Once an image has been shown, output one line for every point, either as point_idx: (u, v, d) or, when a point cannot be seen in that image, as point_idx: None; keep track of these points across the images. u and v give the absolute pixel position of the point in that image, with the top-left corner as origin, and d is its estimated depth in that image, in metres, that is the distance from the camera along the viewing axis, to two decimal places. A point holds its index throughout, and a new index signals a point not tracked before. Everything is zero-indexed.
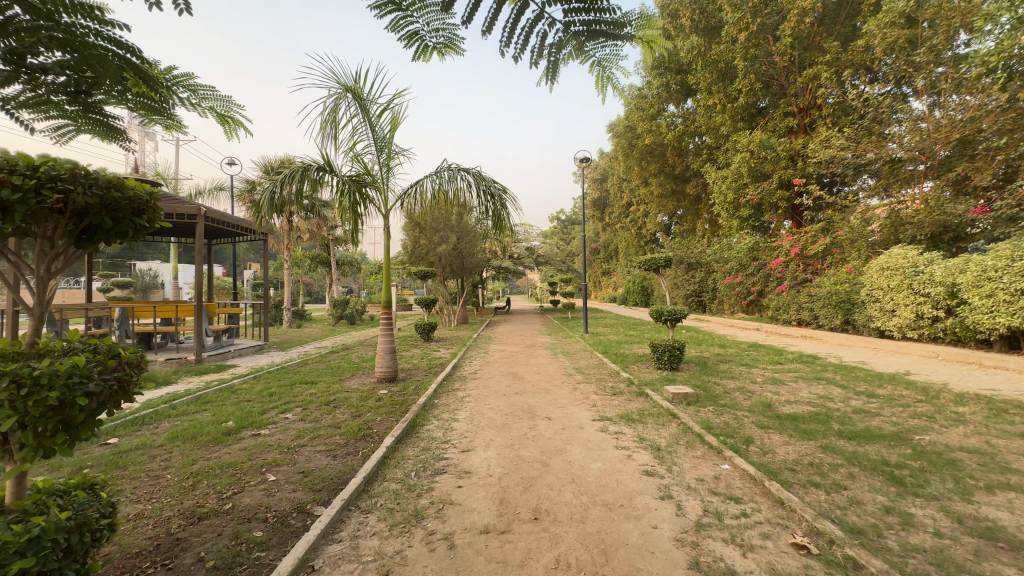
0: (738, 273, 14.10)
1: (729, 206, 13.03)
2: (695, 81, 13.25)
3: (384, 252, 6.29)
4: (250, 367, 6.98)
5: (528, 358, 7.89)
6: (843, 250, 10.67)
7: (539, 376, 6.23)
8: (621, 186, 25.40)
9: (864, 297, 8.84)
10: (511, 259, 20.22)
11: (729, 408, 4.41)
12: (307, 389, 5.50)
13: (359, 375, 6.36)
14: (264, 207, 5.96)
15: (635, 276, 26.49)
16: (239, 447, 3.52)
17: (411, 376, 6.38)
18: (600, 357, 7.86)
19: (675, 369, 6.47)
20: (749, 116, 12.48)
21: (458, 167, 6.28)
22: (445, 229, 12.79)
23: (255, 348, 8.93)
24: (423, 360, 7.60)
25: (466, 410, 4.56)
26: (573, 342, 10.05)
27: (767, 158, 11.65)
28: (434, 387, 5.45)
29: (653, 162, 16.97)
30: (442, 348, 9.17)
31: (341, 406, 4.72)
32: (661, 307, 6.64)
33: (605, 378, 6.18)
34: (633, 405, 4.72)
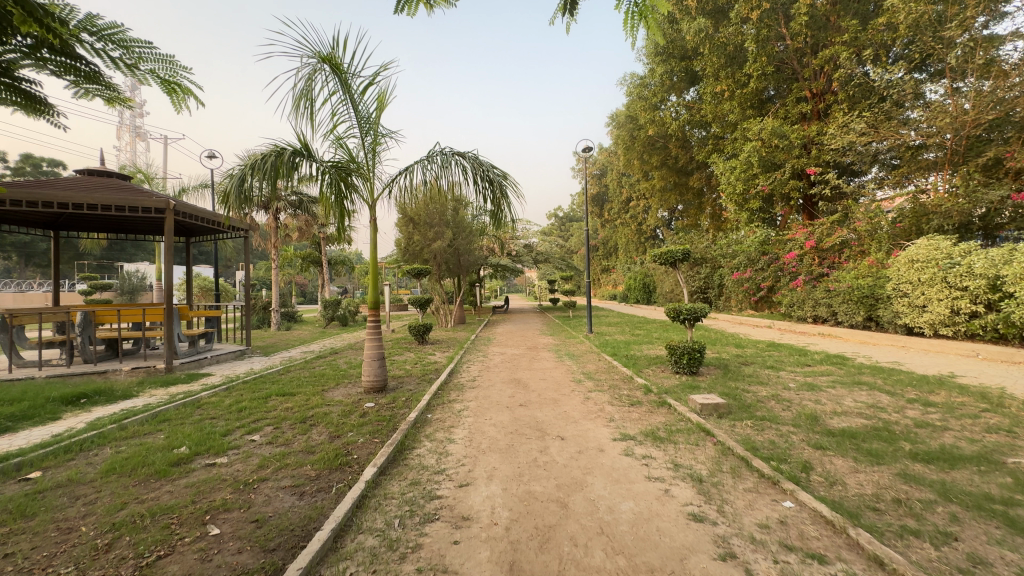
0: (746, 268, 13.48)
1: (738, 197, 12.40)
2: (702, 67, 12.65)
3: (371, 249, 5.66)
4: (224, 376, 6.31)
5: (531, 361, 7.25)
6: (862, 243, 10.08)
7: (545, 383, 5.58)
8: (621, 181, 24.82)
9: (890, 292, 8.25)
10: (509, 256, 19.58)
11: (770, 423, 3.79)
12: (284, 403, 4.85)
13: (344, 384, 5.70)
14: (231, 196, 5.30)
15: (636, 272, 25.87)
16: (186, 484, 2.86)
17: (402, 385, 5.72)
18: (610, 359, 7.23)
19: (694, 373, 5.85)
20: (758, 103, 11.90)
21: (453, 151, 5.58)
22: (440, 225, 12.14)
23: (235, 353, 8.27)
24: (416, 366, 6.94)
25: (464, 428, 3.91)
26: (577, 343, 9.39)
27: (779, 146, 11.07)
28: (427, 399, 4.80)
29: (655, 155, 16.36)
30: (437, 352, 8.50)
31: (320, 424, 4.07)
32: (678, 305, 5.98)
33: (618, 384, 5.55)
34: (656, 419, 4.09)
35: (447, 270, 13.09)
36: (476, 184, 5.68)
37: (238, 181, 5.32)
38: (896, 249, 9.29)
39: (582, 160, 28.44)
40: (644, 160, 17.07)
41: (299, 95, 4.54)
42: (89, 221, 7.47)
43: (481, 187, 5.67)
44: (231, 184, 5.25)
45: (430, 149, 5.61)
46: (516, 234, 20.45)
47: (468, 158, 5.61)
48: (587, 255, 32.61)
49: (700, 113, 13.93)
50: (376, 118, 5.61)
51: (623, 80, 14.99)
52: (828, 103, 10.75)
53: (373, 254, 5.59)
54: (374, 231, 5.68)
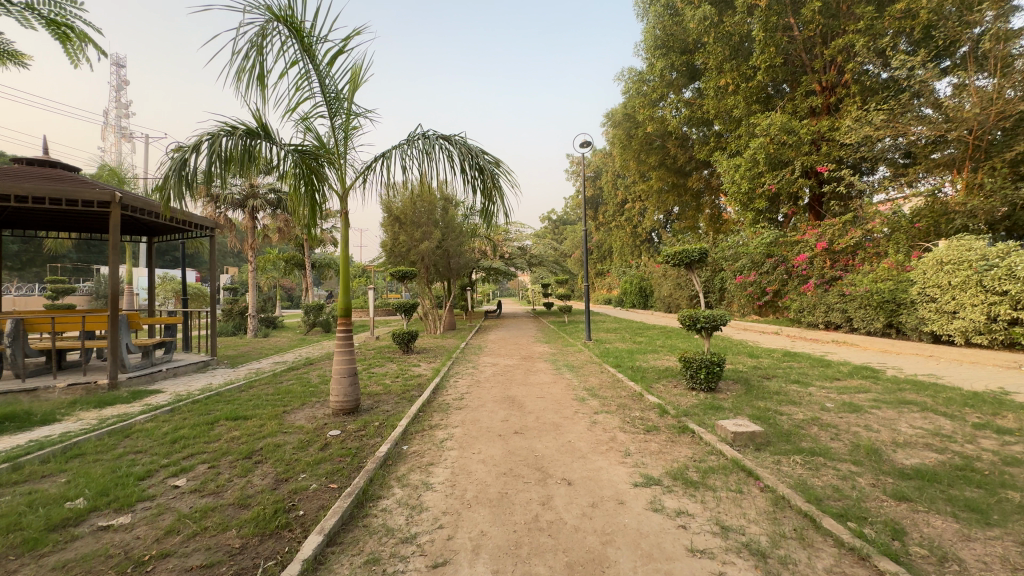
0: (750, 271, 12.84)
1: (743, 197, 11.78)
2: (704, 61, 12.08)
3: (342, 248, 4.89)
4: (173, 395, 5.47)
5: (526, 374, 6.51)
6: (878, 245, 9.48)
7: (543, 403, 4.83)
8: (616, 183, 24.26)
9: (913, 296, 7.63)
10: (502, 259, 18.85)
11: (824, 460, 3.07)
12: (233, 429, 4.06)
13: (310, 404, 4.91)
14: (167, 183, 4.29)
15: (633, 276, 25.26)
16: (54, 564, 2.06)
17: (377, 405, 4.94)
18: (613, 372, 6.51)
19: (713, 389, 5.14)
20: (764, 99, 11.32)
21: (436, 134, 4.82)
22: (429, 224, 11.38)
23: (197, 365, 7.43)
24: (396, 381, 6.16)
25: (445, 467, 3.14)
26: (575, 352, 8.68)
27: (787, 142, 10.48)
28: (404, 425, 4.03)
29: (653, 154, 15.80)
30: (422, 362, 7.72)
31: (267, 462, 3.28)
32: (694, 311, 5.28)
33: (629, 404, 4.80)
34: (682, 452, 3.35)
35: (435, 273, 12.32)
36: (465, 174, 4.90)
37: (176, 164, 4.35)
38: (915, 251, 8.71)
39: (576, 161, 27.84)
40: (641, 160, 16.48)
41: (249, 52, 3.73)
42: (28, 216, 6.64)
43: (471, 177, 4.89)
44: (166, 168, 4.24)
45: (409, 132, 4.83)
46: (509, 236, 19.76)
47: (454, 142, 4.83)
48: (581, 258, 31.97)
49: (701, 109, 13.34)
50: (346, 95, 4.84)
51: (621, 75, 14.41)
52: (839, 96, 10.20)
53: (346, 252, 4.82)
54: (346, 227, 4.92)
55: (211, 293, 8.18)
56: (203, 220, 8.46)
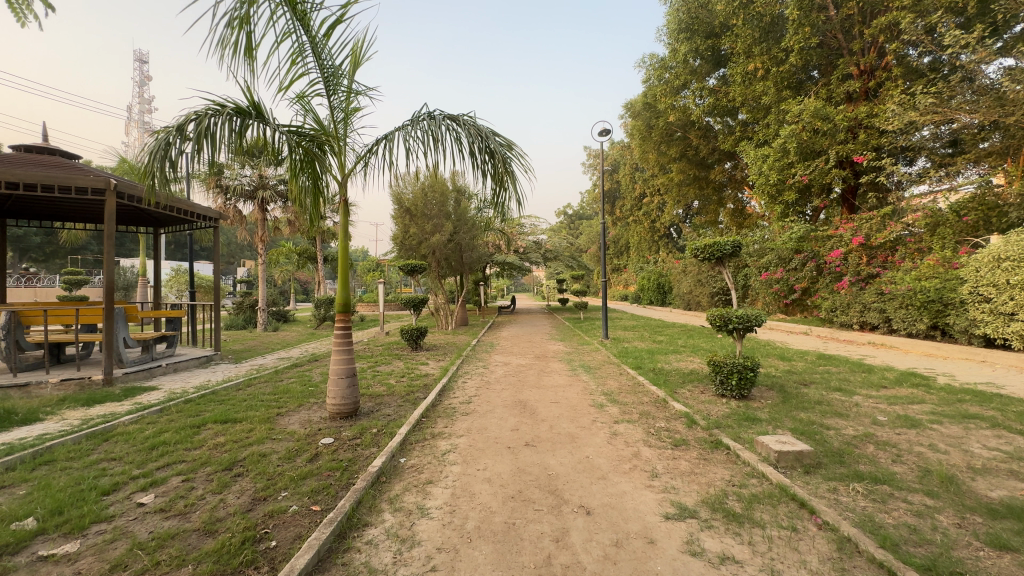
0: (777, 268, 12.20)
1: (771, 189, 11.13)
2: (730, 45, 11.46)
3: (341, 235, 4.48)
4: (167, 393, 5.19)
5: (540, 375, 6.10)
6: (921, 240, 8.79)
7: (556, 409, 4.41)
8: (634, 176, 23.61)
9: (964, 296, 6.99)
10: (516, 254, 18.46)
11: (890, 490, 2.60)
12: (219, 434, 3.73)
13: (306, 406, 4.57)
14: (147, 170, 3.81)
15: (650, 272, 24.63)
16: None
17: (378, 409, 4.58)
18: (634, 374, 6.06)
19: (744, 397, 4.66)
20: (796, 84, 10.67)
21: (443, 114, 4.40)
22: (441, 216, 11.00)
23: (199, 360, 7.19)
24: (402, 381, 5.80)
25: (445, 488, 2.75)
26: (592, 351, 8.24)
27: (821, 130, 9.83)
28: (404, 434, 3.65)
29: (674, 145, 15.19)
30: (430, 360, 7.38)
31: (247, 476, 2.92)
32: (725, 311, 4.78)
33: (652, 412, 4.36)
34: (717, 474, 2.90)
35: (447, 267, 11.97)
36: (474, 157, 4.48)
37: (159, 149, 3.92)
38: (962, 246, 8.05)
39: (593, 155, 27.20)
40: (661, 152, 15.89)
41: (234, 20, 3.34)
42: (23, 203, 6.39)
43: (482, 160, 4.46)
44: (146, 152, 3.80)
45: (413, 112, 4.41)
46: (523, 230, 19.30)
47: (461, 122, 4.41)
48: (597, 254, 31.38)
49: (725, 97, 12.71)
50: (344, 73, 4.45)
51: (642, 62, 13.81)
52: (879, 80, 9.49)
53: (345, 239, 4.42)
54: (345, 212, 4.50)
55: (216, 285, 7.94)
56: (208, 210, 8.20)
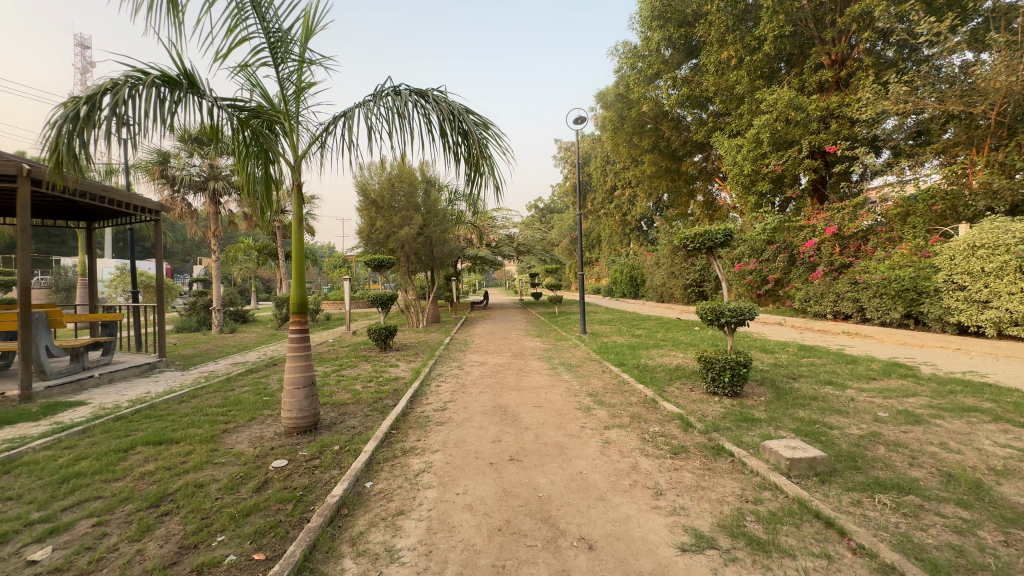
0: (750, 259, 12.22)
1: (745, 179, 11.08)
2: (704, 33, 11.32)
3: (295, 224, 3.94)
4: (94, 409, 4.51)
5: (519, 375, 5.72)
6: (892, 229, 8.84)
7: (540, 414, 4.03)
8: (605, 169, 23.52)
9: (939, 284, 7.01)
10: (489, 248, 18.05)
11: (919, 502, 2.33)
12: (150, 459, 3.17)
13: (259, 421, 4.03)
14: (51, 149, 3.14)
15: (622, 265, 24.71)
16: None
17: (342, 421, 4.09)
18: (618, 371, 5.76)
19: (737, 395, 4.41)
20: (769, 73, 10.62)
21: (410, 89, 3.89)
22: (410, 208, 10.44)
23: (139, 369, 6.46)
24: (369, 386, 5.31)
25: (419, 521, 2.32)
26: (571, 347, 7.93)
27: (795, 120, 9.79)
28: (370, 451, 3.19)
29: (646, 137, 15.06)
30: (400, 361, 6.88)
31: (176, 516, 2.41)
32: (716, 303, 4.49)
33: (643, 414, 4.04)
34: (727, 489, 2.59)
35: (417, 262, 11.43)
36: (445, 138, 4.02)
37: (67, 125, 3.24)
38: (933, 235, 8.12)
39: (564, 147, 26.93)
40: (633, 144, 15.73)
41: None
42: None
43: (454, 141, 4.01)
44: (48, 127, 3.13)
45: (375, 85, 3.89)
46: (495, 223, 18.86)
47: (430, 99, 3.90)
48: (569, 247, 31.31)
49: (698, 87, 12.60)
50: (294, 39, 3.90)
51: (615, 50, 13.55)
52: (851, 70, 9.50)
53: (299, 229, 3.88)
54: (298, 199, 3.96)
55: (158, 284, 7.18)
56: (146, 201, 7.39)
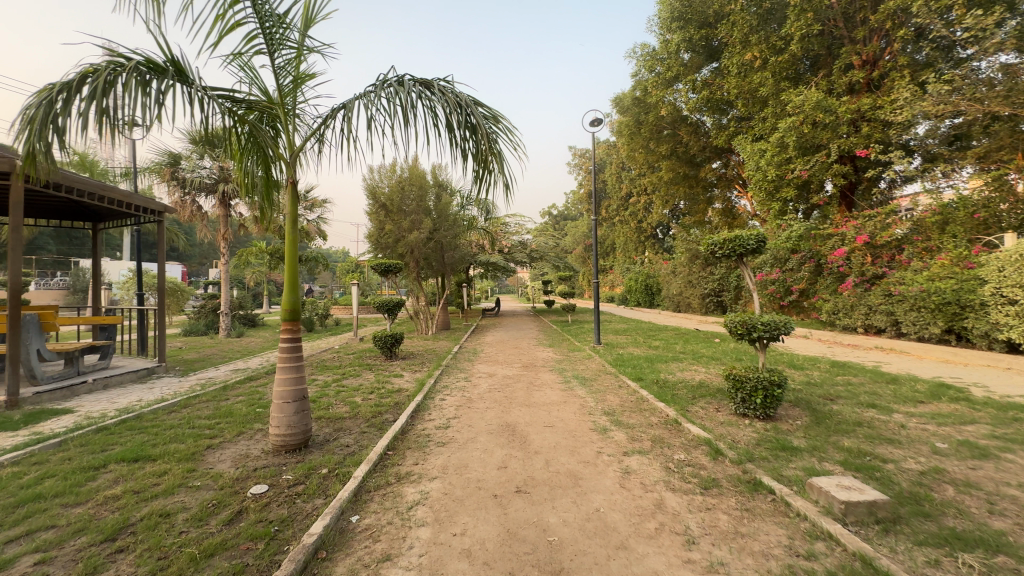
0: (772, 269, 11.74)
1: (769, 185, 10.62)
2: (726, 34, 10.97)
3: (288, 225, 3.65)
4: (78, 419, 4.26)
5: (530, 389, 5.35)
6: (928, 238, 8.30)
7: (551, 435, 3.66)
8: (620, 175, 23.16)
9: (985, 296, 6.49)
10: (501, 254, 17.79)
11: (1012, 565, 1.91)
12: (120, 481, 2.87)
13: (247, 437, 3.72)
14: (24, 139, 2.88)
15: (638, 273, 24.28)
16: None
17: (336, 438, 3.77)
18: (636, 387, 5.37)
19: (770, 418, 3.99)
20: (794, 75, 10.18)
21: (414, 79, 3.58)
22: (420, 212, 10.20)
23: (136, 375, 6.24)
24: (369, 398, 4.99)
25: (406, 570, 1.96)
26: (585, 359, 7.55)
27: (823, 123, 9.34)
28: (360, 477, 2.85)
29: (663, 142, 14.68)
30: (405, 371, 6.56)
31: (130, 555, 2.09)
32: (747, 316, 4.07)
33: (665, 439, 3.64)
34: (772, 538, 2.19)
35: (426, 267, 11.16)
36: (452, 134, 3.70)
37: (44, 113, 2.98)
38: (976, 245, 7.58)
39: (578, 153, 26.59)
40: (649, 149, 15.35)
41: None
42: None
43: (462, 137, 3.69)
44: (22, 115, 2.88)
45: (377, 76, 3.59)
46: (508, 229, 18.59)
47: (436, 90, 3.59)
48: (583, 255, 30.93)
49: (719, 90, 12.18)
50: (292, 25, 3.63)
51: (632, 53, 13.23)
52: (884, 70, 9.04)
53: (293, 230, 3.59)
54: (292, 198, 3.67)
55: (159, 287, 6.98)
56: (148, 201, 7.23)
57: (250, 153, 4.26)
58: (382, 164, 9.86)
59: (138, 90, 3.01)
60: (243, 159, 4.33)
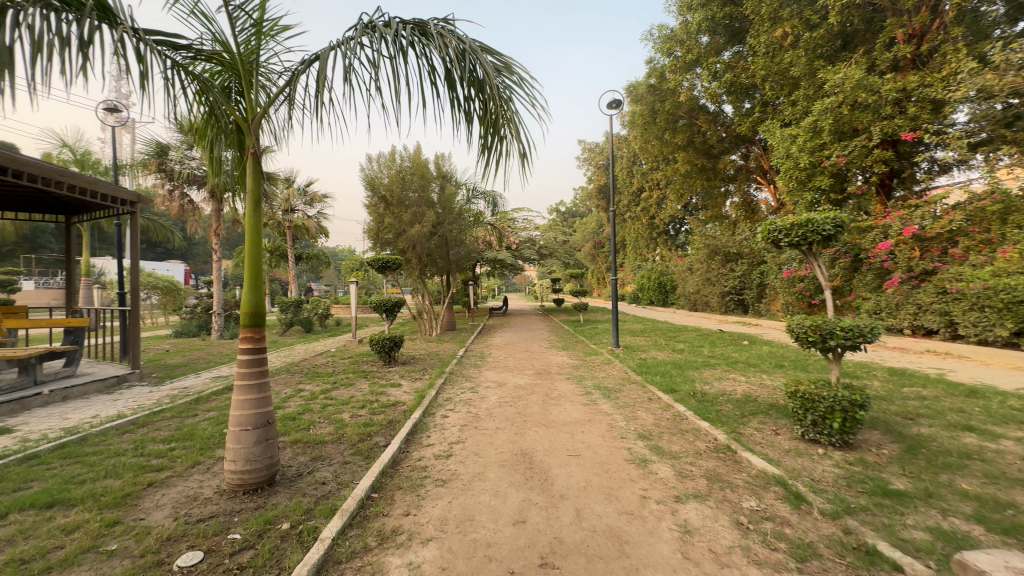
0: (803, 265, 11.03)
1: (801, 174, 9.79)
2: (752, 10, 10.12)
3: (250, 206, 2.91)
4: (9, 442, 3.54)
5: (547, 402, 4.60)
6: (987, 228, 7.35)
7: (579, 471, 2.91)
8: (631, 169, 22.32)
9: None
10: (509, 251, 17.11)
11: None
12: (12, 542, 2.16)
13: (200, 473, 2.99)
14: None
15: (650, 270, 23.55)
16: None
17: (312, 473, 3.02)
18: (670, 400, 4.61)
19: (849, 447, 3.20)
20: (829, 53, 9.34)
21: (404, 22, 2.82)
22: (424, 205, 9.47)
23: (102, 384, 5.56)
24: (359, 415, 4.26)
25: None
26: (604, 364, 6.82)
27: (866, 102, 8.49)
28: (328, 541, 2.11)
29: (680, 132, 13.86)
30: (404, 380, 5.84)
31: None
32: (818, 319, 3.25)
33: (722, 475, 2.88)
34: None
35: (431, 264, 10.46)
36: (453, 93, 2.95)
37: None
38: None
39: (587, 147, 25.66)
40: (664, 141, 14.54)
41: None
42: None
43: (466, 96, 2.93)
44: None
45: (359, 19, 2.84)
46: (516, 225, 17.84)
47: (432, 35, 2.83)
48: (592, 252, 30.17)
49: (744, 73, 11.32)
50: None
51: (649, 34, 12.42)
52: (936, 43, 8.14)
53: (253, 214, 2.87)
54: (254, 173, 2.93)
55: (133, 284, 6.32)
56: (117, 188, 6.55)
57: (214, 128, 3.52)
58: (381, 153, 9.13)
59: (44, 31, 2.26)
60: (207, 137, 3.61)
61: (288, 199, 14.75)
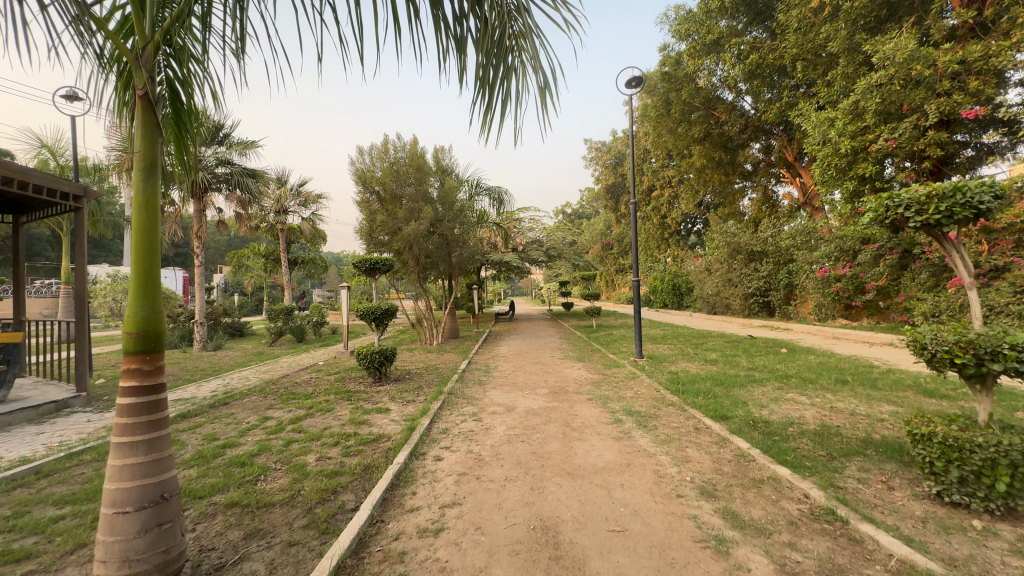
0: (841, 263, 10.07)
1: (841, 161, 8.78)
2: None
3: (138, 177, 1.94)
4: None
5: (569, 436, 3.65)
6: None
7: (631, 564, 1.94)
8: (642, 166, 21.35)
9: None
10: (515, 253, 16.16)
11: None
12: None
13: (75, 567, 2.05)
14: None
15: (664, 272, 22.47)
16: None
17: (237, 564, 2.07)
18: (727, 433, 3.63)
19: (1017, 515, 2.21)
20: (874, 25, 8.35)
21: None
22: (421, 200, 8.54)
23: (33, 412, 4.64)
24: (329, 457, 3.31)
25: None
26: (630, 380, 5.85)
27: (919, 76, 7.48)
28: None
29: (698, 122, 12.87)
30: (394, 402, 4.91)
31: None
32: (965, 332, 2.27)
33: (847, 571, 1.90)
34: None
35: (431, 267, 9.54)
36: (437, 10, 1.97)
37: None
38: None
39: (594, 146, 24.68)
40: (678, 134, 13.55)
41: None
42: None
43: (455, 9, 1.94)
44: None
45: None
46: (522, 226, 16.89)
47: None
48: (601, 254, 29.13)
49: (771, 53, 10.31)
50: None
51: (664, 17, 11.53)
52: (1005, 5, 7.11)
53: (141, 185, 1.91)
54: (145, 127, 1.96)
55: (80, 293, 5.43)
56: (54, 178, 5.52)
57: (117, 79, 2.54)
58: (373, 144, 8.23)
59: None
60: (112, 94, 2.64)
61: (281, 200, 13.87)
